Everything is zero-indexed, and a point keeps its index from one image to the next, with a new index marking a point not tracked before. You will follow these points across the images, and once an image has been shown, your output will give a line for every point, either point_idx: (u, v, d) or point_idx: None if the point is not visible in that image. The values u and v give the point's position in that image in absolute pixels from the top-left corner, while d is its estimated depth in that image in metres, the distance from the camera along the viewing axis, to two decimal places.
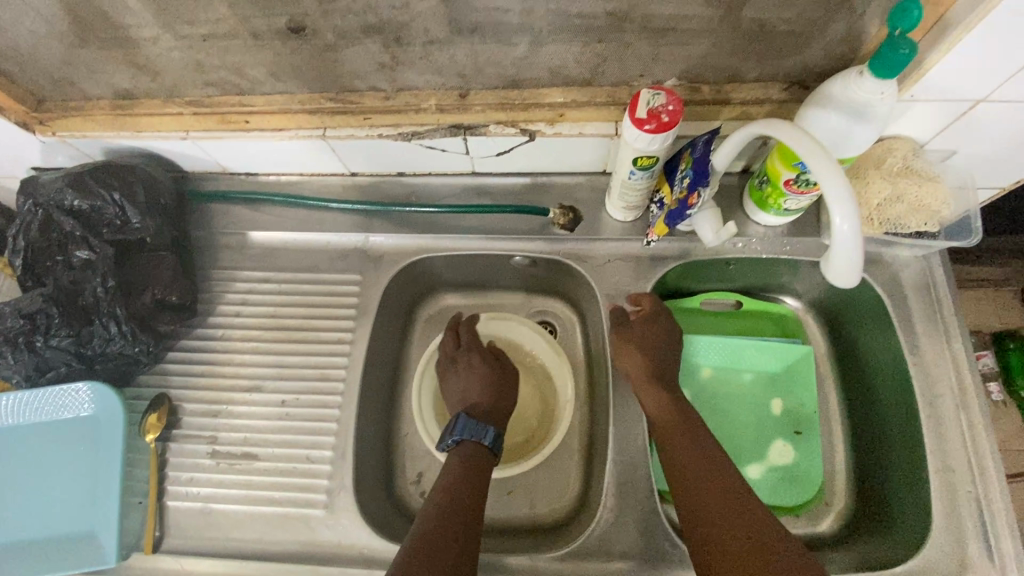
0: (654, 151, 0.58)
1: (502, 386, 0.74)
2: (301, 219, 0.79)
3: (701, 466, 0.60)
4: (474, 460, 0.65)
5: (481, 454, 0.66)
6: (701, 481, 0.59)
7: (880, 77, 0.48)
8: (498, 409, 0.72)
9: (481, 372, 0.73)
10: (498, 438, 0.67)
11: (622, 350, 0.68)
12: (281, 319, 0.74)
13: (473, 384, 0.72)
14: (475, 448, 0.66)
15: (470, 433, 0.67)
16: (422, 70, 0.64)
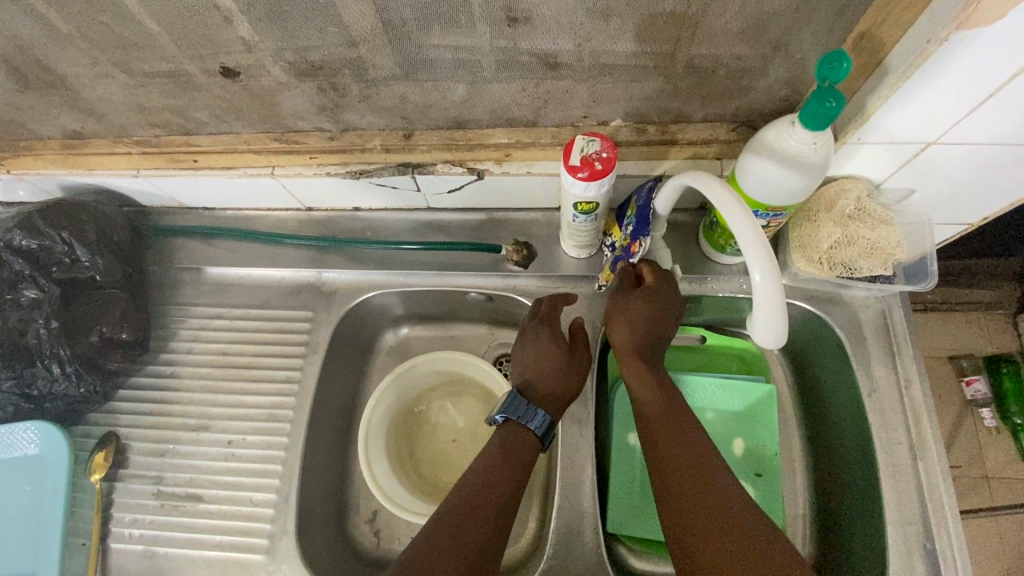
0: (593, 197, 0.57)
1: (572, 370, 0.66)
2: (256, 253, 0.78)
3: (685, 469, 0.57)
4: (515, 444, 0.62)
5: (525, 439, 0.62)
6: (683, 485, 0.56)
7: (810, 129, 0.47)
8: (556, 394, 0.65)
9: (549, 351, 0.66)
10: (545, 425, 0.63)
11: (619, 326, 0.63)
12: (232, 355, 0.74)
13: (538, 363, 0.66)
14: (517, 434, 0.63)
15: (519, 415, 0.63)
16: (364, 111, 0.63)
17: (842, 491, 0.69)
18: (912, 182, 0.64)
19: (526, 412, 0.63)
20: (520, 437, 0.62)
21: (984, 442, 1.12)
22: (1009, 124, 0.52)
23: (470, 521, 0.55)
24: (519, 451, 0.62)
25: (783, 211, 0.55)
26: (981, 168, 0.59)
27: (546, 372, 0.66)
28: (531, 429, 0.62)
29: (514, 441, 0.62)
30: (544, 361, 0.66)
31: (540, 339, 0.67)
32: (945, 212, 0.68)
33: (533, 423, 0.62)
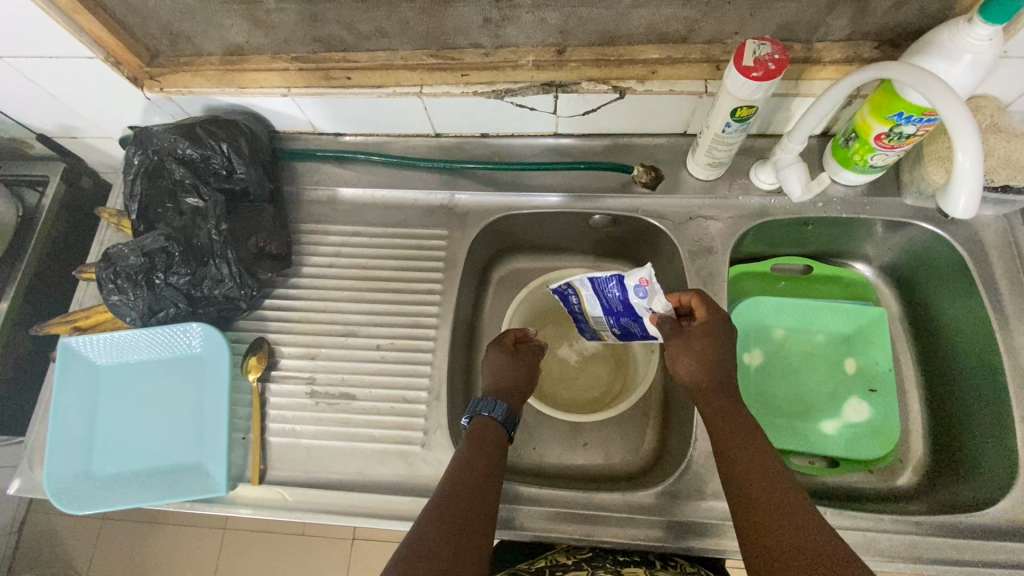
0: (756, 101, 0.60)
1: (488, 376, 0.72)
2: (389, 176, 0.82)
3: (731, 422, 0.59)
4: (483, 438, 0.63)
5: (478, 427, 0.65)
6: (733, 428, 0.59)
7: (992, 23, 0.50)
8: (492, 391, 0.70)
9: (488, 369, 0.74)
10: (483, 402, 0.66)
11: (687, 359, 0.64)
12: (372, 270, 0.78)
13: (488, 368, 0.71)
14: (488, 425, 0.65)
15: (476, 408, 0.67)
16: (525, 26, 0.66)
17: (960, 401, 0.73)
18: None
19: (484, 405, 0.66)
20: (489, 427, 0.65)
21: None
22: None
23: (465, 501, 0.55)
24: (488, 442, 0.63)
25: (934, 116, 0.59)
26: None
27: (495, 371, 0.71)
28: (491, 417, 0.65)
29: (479, 436, 0.63)
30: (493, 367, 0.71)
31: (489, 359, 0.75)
32: None
33: (490, 412, 0.65)
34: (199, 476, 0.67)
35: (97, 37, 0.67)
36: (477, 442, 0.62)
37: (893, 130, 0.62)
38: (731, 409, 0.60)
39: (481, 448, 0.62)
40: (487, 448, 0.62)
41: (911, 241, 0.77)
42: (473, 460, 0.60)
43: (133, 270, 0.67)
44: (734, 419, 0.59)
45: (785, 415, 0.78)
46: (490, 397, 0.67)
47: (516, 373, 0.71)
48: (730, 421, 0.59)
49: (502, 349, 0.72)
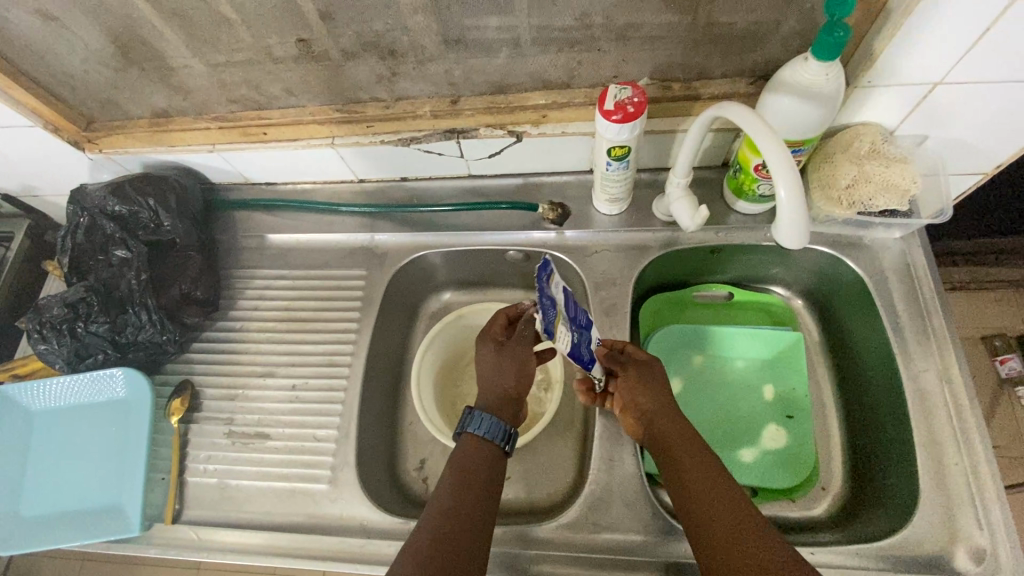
0: (625, 141, 0.63)
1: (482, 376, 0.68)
2: (314, 222, 0.86)
3: (684, 442, 0.59)
4: (472, 462, 0.60)
5: (478, 451, 0.61)
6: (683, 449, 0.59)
7: (823, 60, 0.52)
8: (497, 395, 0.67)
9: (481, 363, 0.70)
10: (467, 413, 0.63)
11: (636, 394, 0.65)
12: (292, 312, 0.81)
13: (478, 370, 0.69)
14: (478, 448, 0.61)
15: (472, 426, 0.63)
16: (417, 79, 0.71)
17: (874, 425, 0.72)
18: (922, 127, 0.69)
19: (473, 421, 0.63)
20: (479, 449, 0.61)
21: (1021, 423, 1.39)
22: (1018, 50, 0.56)
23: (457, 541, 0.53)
24: (477, 462, 0.60)
25: (801, 147, 0.60)
26: (979, 108, 0.64)
27: (487, 373, 0.68)
28: (478, 435, 0.62)
29: (468, 460, 0.60)
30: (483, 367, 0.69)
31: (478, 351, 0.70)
32: (965, 160, 0.72)
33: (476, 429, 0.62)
34: (115, 517, 0.70)
35: (32, 107, 0.73)
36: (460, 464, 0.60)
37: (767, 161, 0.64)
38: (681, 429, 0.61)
39: (471, 474, 0.59)
40: (477, 475, 0.59)
41: (817, 264, 0.78)
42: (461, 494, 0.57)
43: (57, 320, 0.71)
44: (686, 438, 0.60)
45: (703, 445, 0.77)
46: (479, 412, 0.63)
47: (504, 373, 0.67)
48: (681, 441, 0.59)
49: (490, 344, 0.69)
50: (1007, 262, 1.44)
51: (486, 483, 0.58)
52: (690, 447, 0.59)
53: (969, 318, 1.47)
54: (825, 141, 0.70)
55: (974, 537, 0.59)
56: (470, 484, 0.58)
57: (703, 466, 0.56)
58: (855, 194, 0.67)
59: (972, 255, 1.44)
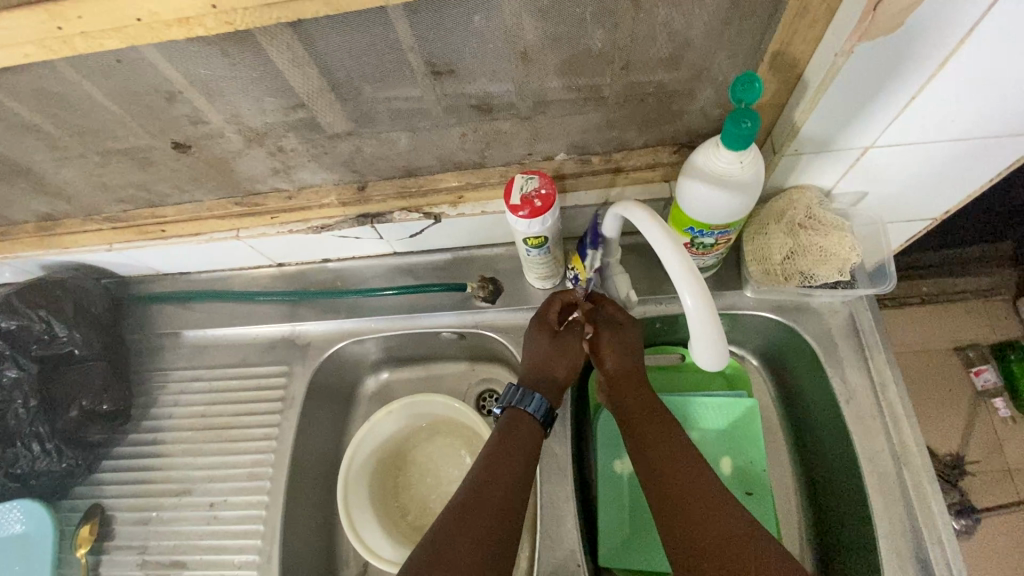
0: (540, 232, 0.58)
1: (538, 357, 0.66)
2: (230, 314, 0.80)
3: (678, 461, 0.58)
4: (513, 431, 0.62)
5: (524, 423, 0.62)
6: (677, 470, 0.58)
7: (733, 149, 0.47)
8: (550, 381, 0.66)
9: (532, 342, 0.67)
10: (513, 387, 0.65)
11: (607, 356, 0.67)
12: (209, 419, 0.76)
13: (529, 353, 0.67)
14: (522, 422, 0.62)
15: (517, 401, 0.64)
16: (316, 169, 0.65)
17: (836, 505, 0.67)
18: (858, 186, 0.64)
19: (519, 398, 0.64)
20: (523, 421, 0.63)
21: (1004, 435, 1.36)
22: (947, 116, 0.52)
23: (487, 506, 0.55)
24: (519, 433, 0.62)
25: (727, 228, 0.56)
26: (912, 166, 0.60)
27: (539, 355, 0.66)
28: (528, 411, 0.63)
29: (514, 429, 0.62)
30: (534, 349, 0.67)
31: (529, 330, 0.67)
32: (899, 211, 0.68)
33: (524, 405, 0.63)
34: None
35: None
36: (505, 438, 0.61)
37: (694, 241, 0.59)
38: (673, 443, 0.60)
39: (510, 442, 0.61)
40: (518, 442, 0.61)
41: (765, 329, 0.73)
42: (500, 459, 0.59)
43: None
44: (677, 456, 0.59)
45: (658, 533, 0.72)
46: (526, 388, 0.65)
47: (557, 362, 0.66)
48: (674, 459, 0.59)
49: (547, 330, 0.67)
50: (976, 271, 1.41)
51: (524, 451, 0.60)
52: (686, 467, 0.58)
53: (943, 331, 1.43)
54: (760, 206, 0.66)
55: None
56: (508, 447, 0.60)
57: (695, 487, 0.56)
58: (793, 262, 0.64)
59: (939, 268, 1.41)
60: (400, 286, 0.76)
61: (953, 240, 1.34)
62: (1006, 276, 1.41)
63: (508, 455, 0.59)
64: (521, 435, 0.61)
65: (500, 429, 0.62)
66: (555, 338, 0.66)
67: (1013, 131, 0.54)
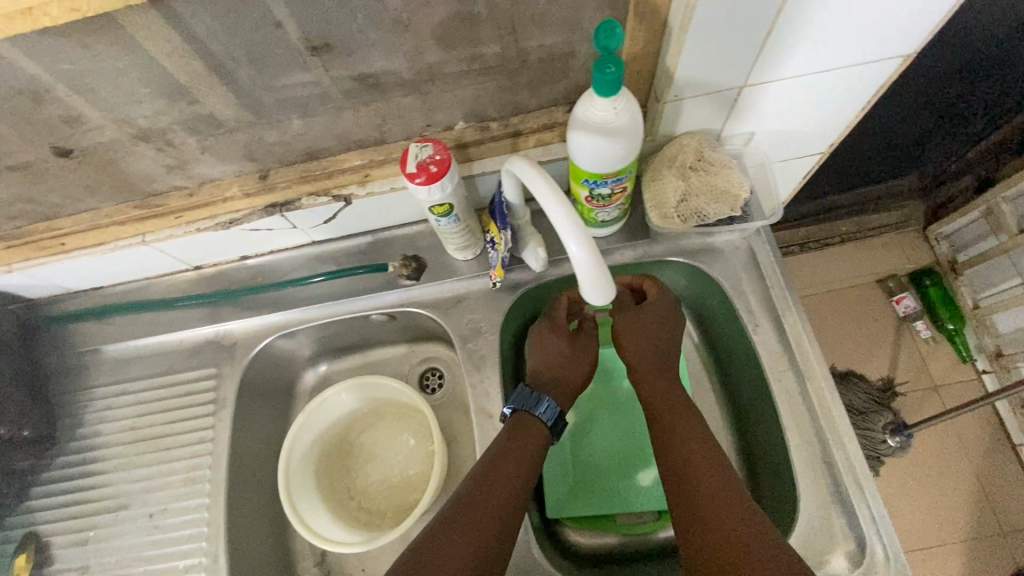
0: (443, 199, 0.59)
1: (558, 364, 0.70)
2: (151, 323, 0.79)
3: (692, 444, 0.61)
4: (523, 432, 0.63)
5: (536, 427, 0.65)
6: (687, 446, 0.61)
7: (605, 96, 0.49)
8: (566, 385, 0.70)
9: (542, 349, 0.71)
10: (519, 392, 0.67)
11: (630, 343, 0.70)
12: (141, 430, 0.74)
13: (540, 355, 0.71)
14: (531, 423, 0.64)
15: (525, 404, 0.65)
16: (213, 162, 0.64)
17: (757, 428, 0.72)
18: (743, 126, 0.67)
19: (533, 402, 0.66)
20: (534, 424, 0.64)
21: (926, 354, 1.47)
22: (805, 42, 0.55)
23: (487, 499, 0.57)
24: (529, 435, 0.63)
25: (619, 176, 0.58)
26: (787, 98, 0.64)
27: (547, 361, 0.70)
28: (540, 415, 0.65)
29: (525, 430, 0.64)
30: (545, 352, 0.71)
31: (541, 335, 0.71)
32: (786, 147, 0.73)
33: (533, 410, 0.65)
34: None
35: None
36: (514, 436, 0.63)
37: (593, 193, 0.62)
38: (688, 424, 0.63)
39: (523, 442, 0.62)
40: (528, 444, 0.62)
41: (680, 274, 0.76)
42: (511, 456, 0.61)
43: None
44: (692, 439, 0.61)
45: (601, 479, 0.76)
46: (530, 391, 0.66)
47: (573, 366, 0.70)
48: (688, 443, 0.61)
49: (557, 338, 0.70)
50: (888, 207, 1.51)
51: (532, 455, 0.62)
52: (702, 452, 0.59)
53: (864, 265, 1.53)
54: (653, 156, 0.69)
55: (848, 532, 0.60)
56: (519, 447, 0.62)
57: (708, 468, 0.58)
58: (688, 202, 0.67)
59: (855, 207, 1.50)
60: (328, 272, 0.77)
61: (864, 179, 1.42)
62: (916, 207, 1.51)
63: (516, 454, 0.61)
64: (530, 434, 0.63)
65: (512, 427, 0.64)
66: (567, 343, 0.71)
67: (867, 53, 0.58)
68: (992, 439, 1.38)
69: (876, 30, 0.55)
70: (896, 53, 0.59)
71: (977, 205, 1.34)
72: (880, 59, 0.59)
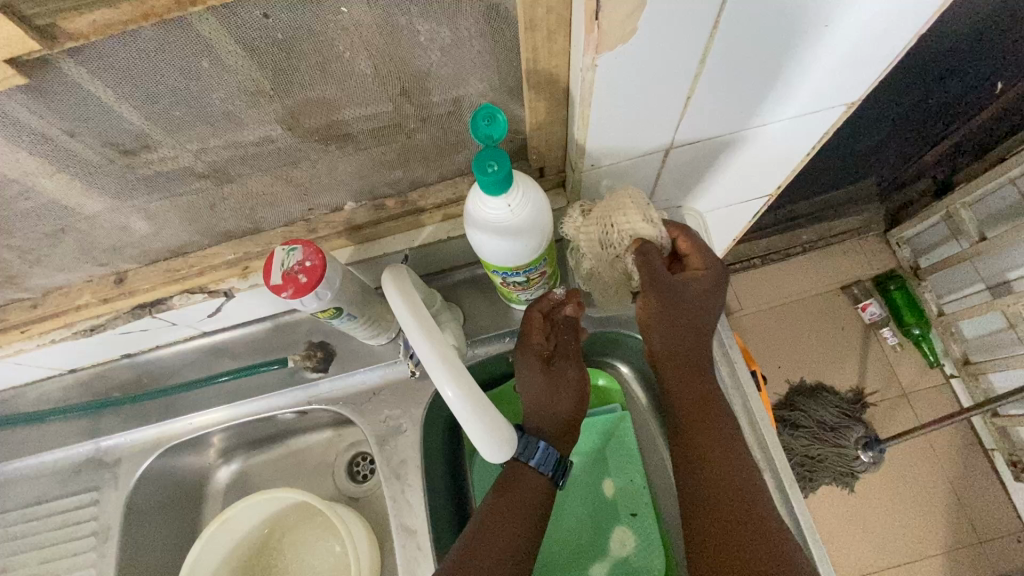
0: (325, 304, 0.50)
1: (546, 397, 0.60)
2: (18, 442, 0.68)
3: (718, 463, 0.54)
4: (512, 488, 0.57)
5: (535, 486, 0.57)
6: (712, 469, 0.54)
7: (495, 196, 0.41)
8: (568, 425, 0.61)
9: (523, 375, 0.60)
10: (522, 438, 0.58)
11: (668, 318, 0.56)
12: (14, 570, 0.64)
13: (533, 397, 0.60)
14: (528, 477, 0.57)
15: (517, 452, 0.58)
16: (52, 270, 0.54)
17: None
18: (674, 184, 0.60)
19: (525, 448, 0.58)
20: (531, 479, 0.57)
21: (893, 360, 1.43)
22: (730, 101, 0.47)
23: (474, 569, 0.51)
24: (523, 489, 0.57)
25: (532, 266, 0.50)
26: (719, 154, 0.56)
27: (530, 393, 0.60)
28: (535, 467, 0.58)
29: (518, 484, 0.57)
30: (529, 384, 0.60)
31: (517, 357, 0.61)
32: (725, 194, 0.66)
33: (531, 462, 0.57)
34: None
35: None
36: (504, 492, 0.57)
37: (505, 281, 0.53)
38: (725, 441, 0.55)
39: (515, 502, 0.56)
40: (520, 503, 0.56)
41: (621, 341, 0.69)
42: (498, 518, 0.55)
43: None
44: (722, 458, 0.54)
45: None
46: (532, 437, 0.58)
47: (558, 402, 0.60)
48: (708, 456, 0.54)
49: (539, 367, 0.60)
50: (848, 213, 1.46)
51: (527, 512, 0.56)
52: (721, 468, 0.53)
53: (828, 274, 1.48)
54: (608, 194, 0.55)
55: None
56: (510, 507, 0.56)
57: (731, 494, 0.52)
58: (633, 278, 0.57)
59: (815, 215, 1.45)
60: (232, 369, 0.67)
61: (821, 186, 1.37)
62: (877, 211, 1.46)
63: (508, 514, 0.55)
64: (528, 490, 0.57)
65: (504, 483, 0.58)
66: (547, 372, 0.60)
67: (805, 105, 0.51)
68: (964, 446, 1.35)
69: (811, 84, 0.47)
70: (837, 102, 0.52)
71: (936, 210, 1.29)
72: (819, 109, 0.52)
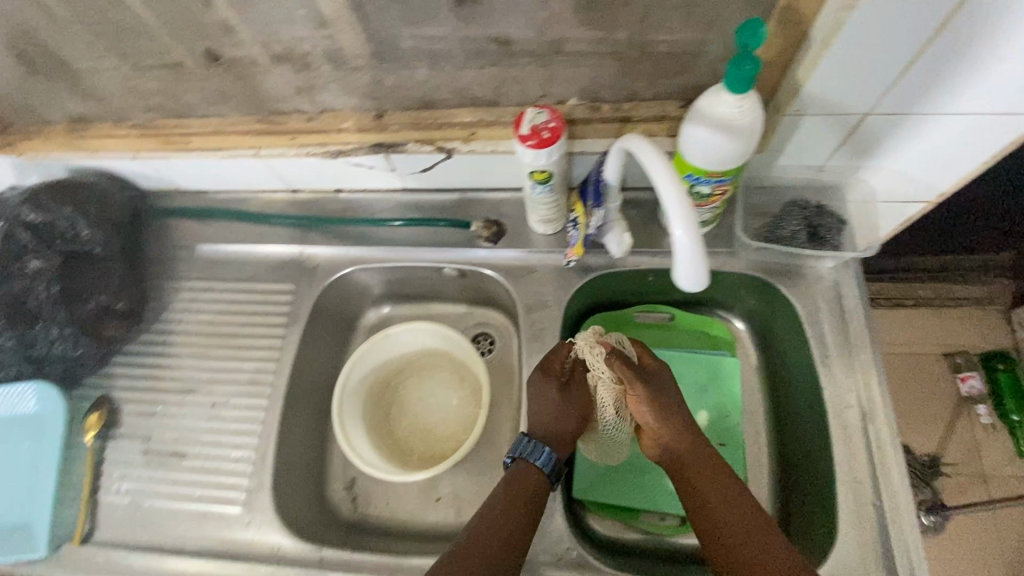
0: (547, 165, 0.61)
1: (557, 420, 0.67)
2: (242, 233, 0.84)
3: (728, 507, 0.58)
4: (520, 478, 0.63)
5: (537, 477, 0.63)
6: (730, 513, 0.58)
7: (735, 91, 0.51)
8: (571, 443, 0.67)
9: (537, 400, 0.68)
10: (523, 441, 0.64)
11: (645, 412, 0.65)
12: (217, 326, 0.80)
13: (537, 404, 0.67)
14: (526, 472, 0.63)
15: (523, 451, 0.64)
16: (337, 92, 0.69)
17: (807, 460, 0.70)
18: (853, 156, 0.66)
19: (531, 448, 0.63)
20: (530, 473, 0.63)
21: (982, 439, 1.39)
22: (942, 76, 0.53)
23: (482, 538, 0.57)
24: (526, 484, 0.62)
25: (723, 177, 0.59)
26: (906, 134, 0.61)
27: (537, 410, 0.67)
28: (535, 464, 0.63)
29: (520, 477, 0.63)
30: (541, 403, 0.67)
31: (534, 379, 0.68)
32: (894, 188, 0.70)
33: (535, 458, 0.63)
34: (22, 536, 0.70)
35: None
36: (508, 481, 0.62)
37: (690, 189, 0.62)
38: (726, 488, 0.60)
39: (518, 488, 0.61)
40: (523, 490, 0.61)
41: (756, 292, 0.76)
42: (502, 497, 0.61)
43: None
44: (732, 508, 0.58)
45: (632, 473, 0.76)
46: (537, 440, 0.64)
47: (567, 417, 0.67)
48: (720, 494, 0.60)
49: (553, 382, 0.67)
50: (975, 280, 1.44)
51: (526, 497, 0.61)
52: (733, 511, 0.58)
53: (936, 334, 1.46)
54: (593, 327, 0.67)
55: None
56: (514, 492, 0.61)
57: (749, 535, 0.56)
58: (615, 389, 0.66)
59: (939, 272, 1.43)
60: (406, 218, 0.79)
61: (956, 244, 1.36)
62: (1007, 287, 1.43)
63: (511, 498, 0.61)
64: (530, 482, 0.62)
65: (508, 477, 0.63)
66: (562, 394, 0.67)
67: (1004, 102, 0.54)
68: None
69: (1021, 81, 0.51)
70: None
71: None
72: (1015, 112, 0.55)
